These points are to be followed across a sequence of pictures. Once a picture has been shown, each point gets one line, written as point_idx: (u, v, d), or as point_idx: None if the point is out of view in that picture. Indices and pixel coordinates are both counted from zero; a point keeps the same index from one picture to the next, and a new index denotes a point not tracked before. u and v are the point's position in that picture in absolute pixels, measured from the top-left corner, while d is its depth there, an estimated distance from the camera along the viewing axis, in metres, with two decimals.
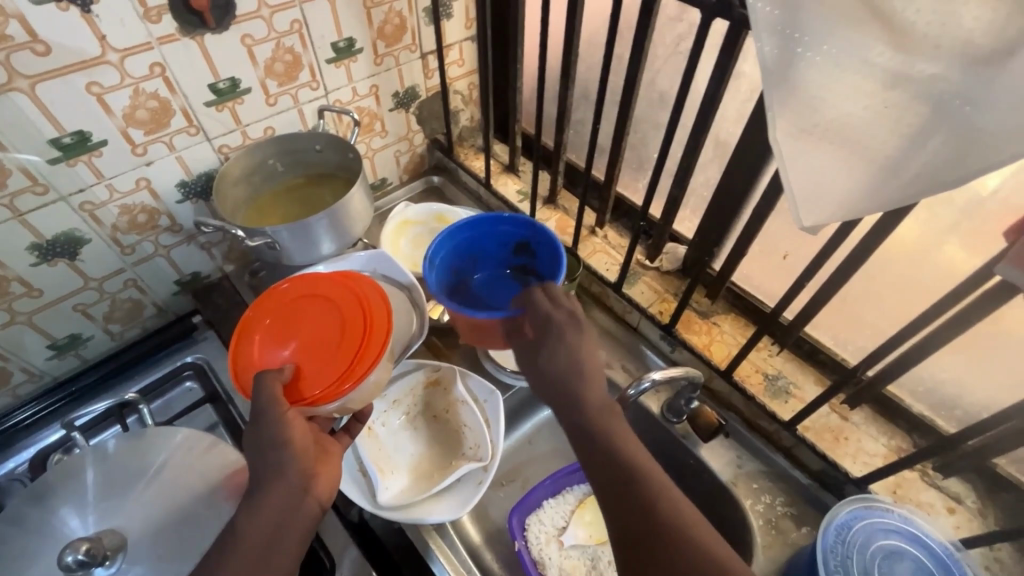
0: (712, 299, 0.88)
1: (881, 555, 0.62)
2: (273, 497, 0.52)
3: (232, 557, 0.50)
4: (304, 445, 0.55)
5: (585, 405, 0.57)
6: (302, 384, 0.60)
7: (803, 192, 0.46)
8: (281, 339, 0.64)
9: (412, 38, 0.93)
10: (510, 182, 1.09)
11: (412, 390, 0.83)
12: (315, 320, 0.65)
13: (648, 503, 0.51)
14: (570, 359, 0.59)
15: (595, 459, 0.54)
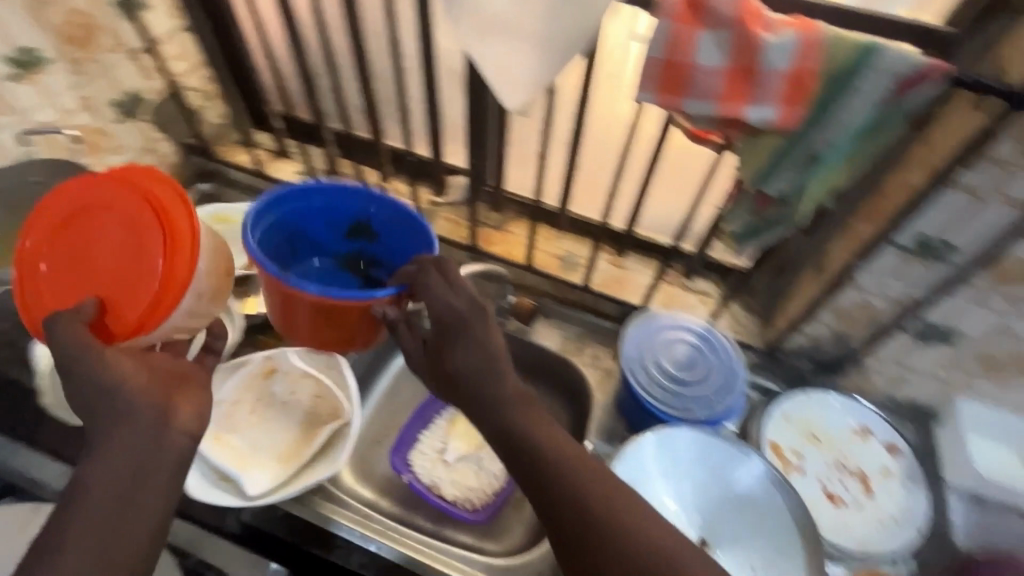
0: (499, 212, 1.01)
1: (663, 347, 0.81)
2: (119, 441, 0.47)
3: (85, 512, 0.45)
4: (137, 383, 0.49)
5: (507, 407, 0.53)
6: (121, 311, 0.54)
7: (501, 78, 0.58)
8: (70, 269, 0.57)
9: (110, 36, 0.85)
10: (287, 166, 1.08)
11: (248, 386, 0.80)
12: (98, 237, 0.57)
13: (574, 493, 0.49)
14: (479, 358, 0.54)
15: (516, 457, 0.52)
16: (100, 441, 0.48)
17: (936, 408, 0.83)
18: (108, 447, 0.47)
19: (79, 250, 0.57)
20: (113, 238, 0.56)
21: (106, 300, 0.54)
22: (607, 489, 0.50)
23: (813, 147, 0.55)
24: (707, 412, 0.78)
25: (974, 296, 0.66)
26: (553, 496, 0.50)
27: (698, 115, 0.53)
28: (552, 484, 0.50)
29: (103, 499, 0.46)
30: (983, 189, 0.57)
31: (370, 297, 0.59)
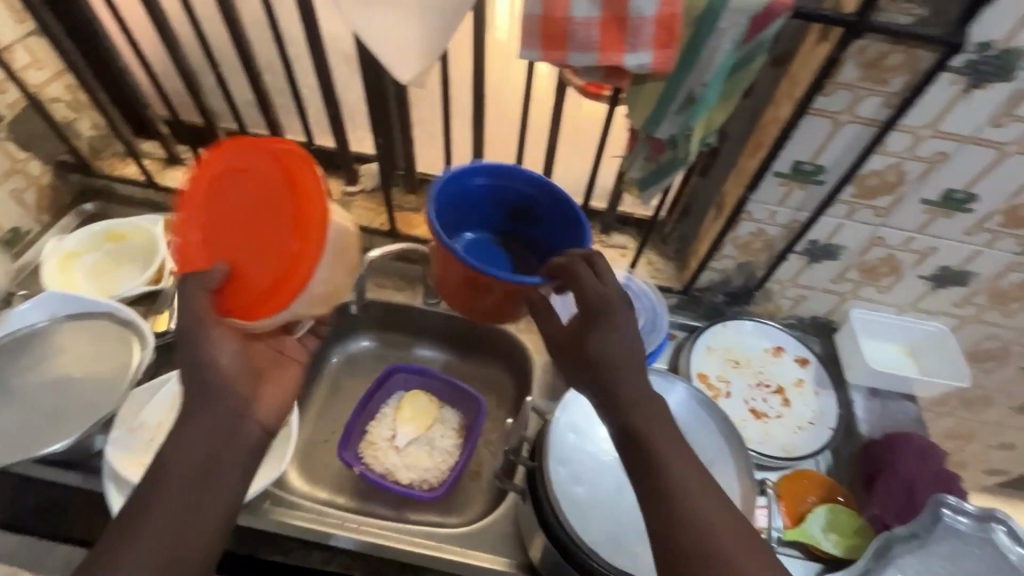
0: (416, 194, 1.00)
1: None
2: (205, 418, 0.51)
3: (167, 485, 0.47)
4: (233, 369, 0.53)
5: (643, 405, 0.50)
6: (238, 295, 0.55)
7: (391, 54, 0.58)
8: (224, 225, 0.58)
9: None
10: (181, 173, 1.01)
11: (173, 407, 0.74)
12: (251, 204, 0.57)
13: (697, 515, 0.45)
14: (624, 352, 0.52)
15: (645, 465, 0.48)
16: (183, 420, 0.51)
17: (832, 317, 0.94)
18: (188, 427, 0.50)
19: (241, 206, 0.58)
20: (251, 214, 0.57)
21: (234, 274, 0.56)
22: (731, 527, 0.46)
23: (690, 90, 0.59)
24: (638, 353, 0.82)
25: (845, 210, 0.75)
26: (674, 509, 0.46)
27: (582, 67, 0.55)
28: (672, 495, 0.46)
29: (180, 478, 0.48)
30: (839, 112, 0.63)
31: (519, 281, 0.62)
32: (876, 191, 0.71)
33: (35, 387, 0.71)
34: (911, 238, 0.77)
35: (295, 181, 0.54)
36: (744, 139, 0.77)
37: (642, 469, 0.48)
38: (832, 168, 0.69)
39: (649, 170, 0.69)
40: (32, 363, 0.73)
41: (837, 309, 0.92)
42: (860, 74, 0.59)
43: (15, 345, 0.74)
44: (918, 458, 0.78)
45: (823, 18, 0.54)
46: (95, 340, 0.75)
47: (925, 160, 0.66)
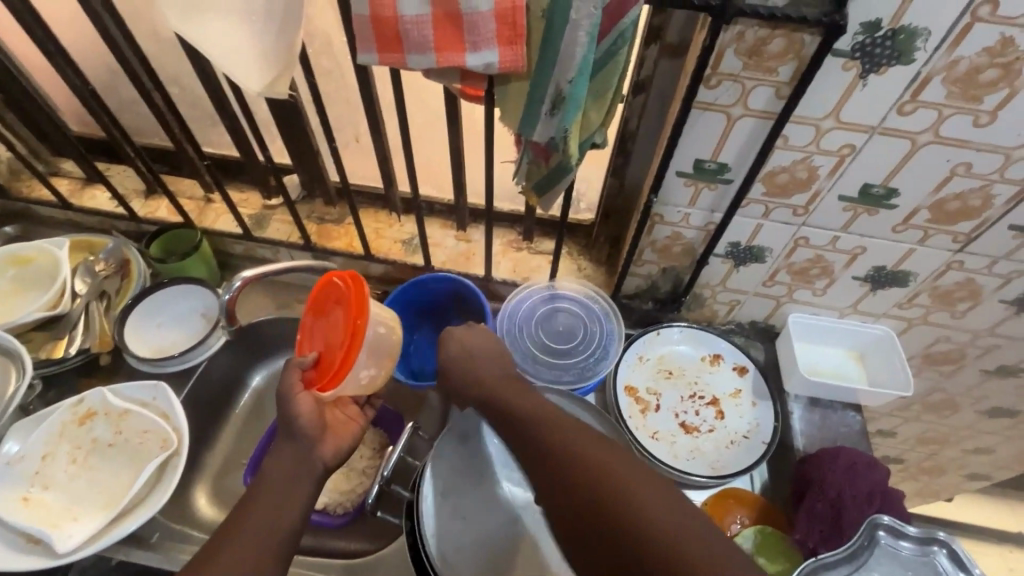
0: (336, 206, 0.96)
1: (543, 320, 0.82)
2: (290, 462, 0.59)
3: (255, 502, 0.56)
4: (313, 424, 0.61)
5: (503, 384, 0.61)
6: (318, 372, 0.63)
7: (230, 61, 0.53)
8: (314, 325, 0.67)
9: None
10: (100, 192, 0.98)
11: (59, 436, 0.72)
12: (330, 311, 0.66)
13: (562, 441, 0.51)
14: (490, 352, 0.66)
15: (518, 429, 0.55)
16: (272, 463, 0.59)
17: (773, 322, 0.88)
18: (272, 471, 0.59)
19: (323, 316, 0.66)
20: (331, 319, 0.65)
21: (319, 358, 0.64)
22: (589, 437, 0.51)
23: (557, 88, 0.53)
24: (579, 381, 0.78)
25: (760, 210, 0.69)
26: (541, 445, 0.52)
27: (424, 69, 0.51)
28: (539, 434, 0.53)
29: (259, 511, 0.55)
30: (731, 105, 0.58)
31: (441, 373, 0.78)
32: (788, 189, 0.65)
33: None
34: (837, 238, 0.70)
35: (356, 293, 0.64)
36: (652, 137, 0.71)
37: (514, 432, 0.55)
38: (737, 165, 0.64)
39: (541, 174, 0.64)
40: None
41: (776, 314, 0.86)
42: (742, 63, 0.54)
43: None
44: (847, 475, 0.72)
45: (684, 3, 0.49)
46: None
47: (833, 154, 0.61)
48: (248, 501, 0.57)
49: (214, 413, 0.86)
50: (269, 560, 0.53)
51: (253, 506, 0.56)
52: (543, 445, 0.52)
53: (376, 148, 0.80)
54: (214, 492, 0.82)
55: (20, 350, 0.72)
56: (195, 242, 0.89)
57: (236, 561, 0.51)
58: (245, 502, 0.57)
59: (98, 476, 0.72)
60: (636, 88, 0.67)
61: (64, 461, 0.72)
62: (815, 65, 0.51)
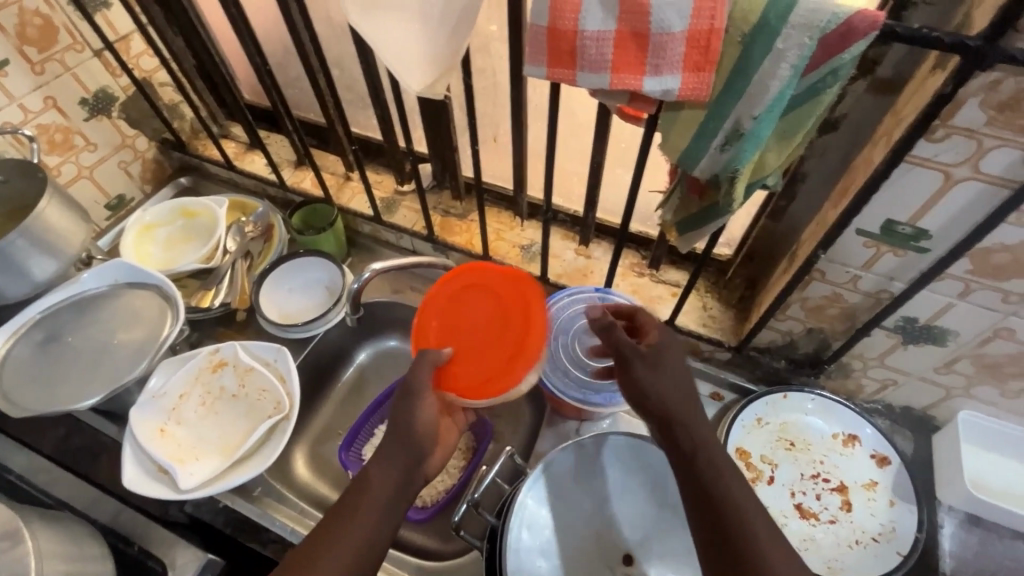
0: (462, 200, 0.96)
1: (581, 333, 0.75)
2: (394, 478, 0.55)
3: (362, 499, 0.54)
4: (430, 433, 0.58)
5: (688, 423, 0.52)
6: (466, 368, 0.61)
7: (398, 58, 0.53)
8: (456, 310, 0.65)
9: (71, 35, 0.86)
10: (259, 158, 1.07)
11: (197, 379, 0.80)
12: (486, 307, 0.65)
13: (757, 542, 0.46)
14: (682, 393, 0.53)
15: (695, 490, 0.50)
16: (382, 457, 0.56)
17: (933, 414, 0.74)
18: (381, 472, 0.55)
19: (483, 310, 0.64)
20: (488, 312, 0.64)
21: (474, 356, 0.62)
22: (781, 548, 0.46)
23: (737, 122, 0.47)
24: (601, 407, 0.71)
25: (956, 289, 0.57)
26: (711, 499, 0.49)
27: (594, 88, 0.47)
28: (725, 516, 0.48)
29: (363, 516, 0.53)
30: (955, 164, 0.47)
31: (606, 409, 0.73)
32: (1005, 271, 0.53)
33: (82, 345, 0.77)
34: None
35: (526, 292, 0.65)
36: (830, 182, 0.61)
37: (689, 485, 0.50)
38: (941, 234, 0.53)
39: (688, 213, 0.58)
40: (86, 321, 0.79)
41: (940, 405, 0.72)
42: (987, 117, 0.43)
43: (77, 306, 0.80)
44: None
45: (929, 41, 0.40)
46: (138, 309, 0.80)
47: None
48: (356, 492, 0.55)
49: (322, 381, 0.92)
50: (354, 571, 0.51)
51: (356, 510, 0.53)
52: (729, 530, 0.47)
53: (515, 152, 0.77)
54: (310, 455, 0.88)
55: (178, 299, 0.80)
56: (331, 218, 0.95)
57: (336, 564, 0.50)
58: (353, 495, 0.54)
59: (219, 422, 0.79)
60: (824, 126, 0.57)
61: (194, 404, 0.79)
62: None
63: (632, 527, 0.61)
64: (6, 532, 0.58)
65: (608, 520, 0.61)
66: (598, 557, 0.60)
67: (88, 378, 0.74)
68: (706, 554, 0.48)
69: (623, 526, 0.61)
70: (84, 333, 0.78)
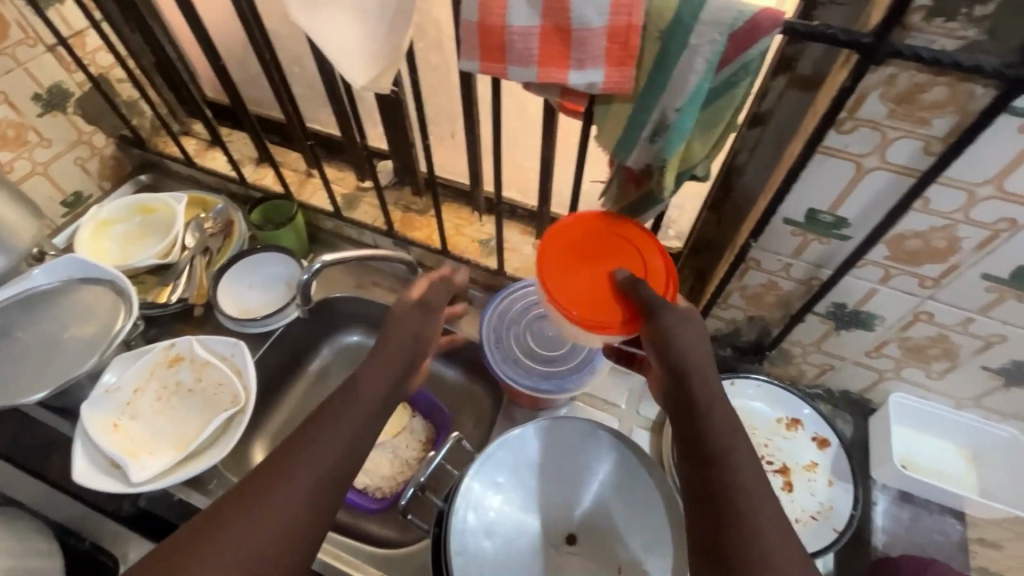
0: (422, 197, 0.97)
1: (532, 322, 0.78)
2: (375, 387, 0.55)
3: (348, 405, 0.53)
4: (415, 347, 0.60)
5: (703, 376, 0.52)
6: (564, 290, 0.56)
7: (340, 53, 0.54)
8: (596, 246, 0.59)
9: (22, 30, 0.86)
10: (220, 155, 1.07)
11: (153, 373, 0.80)
12: (624, 254, 0.59)
13: (753, 504, 0.44)
14: (695, 351, 0.53)
15: (698, 445, 0.49)
16: (368, 368, 0.56)
17: (869, 397, 0.78)
18: (369, 379, 0.55)
19: (615, 261, 0.58)
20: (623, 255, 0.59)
21: (589, 285, 0.57)
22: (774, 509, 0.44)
23: (662, 115, 0.49)
24: (552, 394, 0.73)
25: (877, 275, 0.60)
26: (711, 449, 0.48)
27: (525, 81, 0.49)
28: (725, 465, 0.46)
29: (347, 419, 0.52)
30: (864, 155, 0.50)
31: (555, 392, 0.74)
32: (918, 257, 0.56)
33: (31, 340, 0.76)
34: (970, 320, 0.60)
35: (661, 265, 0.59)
36: (762, 175, 0.64)
37: (691, 439, 0.50)
38: (859, 222, 0.56)
39: (628, 200, 0.59)
40: (36, 318, 0.78)
41: (874, 388, 0.76)
42: (888, 110, 0.46)
43: (26, 302, 0.79)
44: None
45: (828, 38, 0.43)
46: (90, 304, 0.80)
47: (986, 227, 0.51)
48: (340, 398, 0.53)
49: (283, 376, 0.93)
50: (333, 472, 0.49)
51: (336, 415, 0.52)
52: (724, 486, 0.46)
53: (469, 148, 0.79)
54: (270, 450, 0.88)
55: (132, 294, 0.81)
56: (291, 214, 0.95)
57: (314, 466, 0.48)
58: (336, 403, 0.53)
59: (175, 416, 0.79)
60: (752, 121, 0.60)
61: (150, 398, 0.79)
62: (982, 124, 0.42)
63: (576, 509, 0.63)
64: None
65: (554, 502, 0.63)
66: (542, 537, 0.61)
67: (37, 373, 0.74)
68: (696, 499, 0.47)
69: (566, 508, 0.63)
70: (33, 328, 0.77)
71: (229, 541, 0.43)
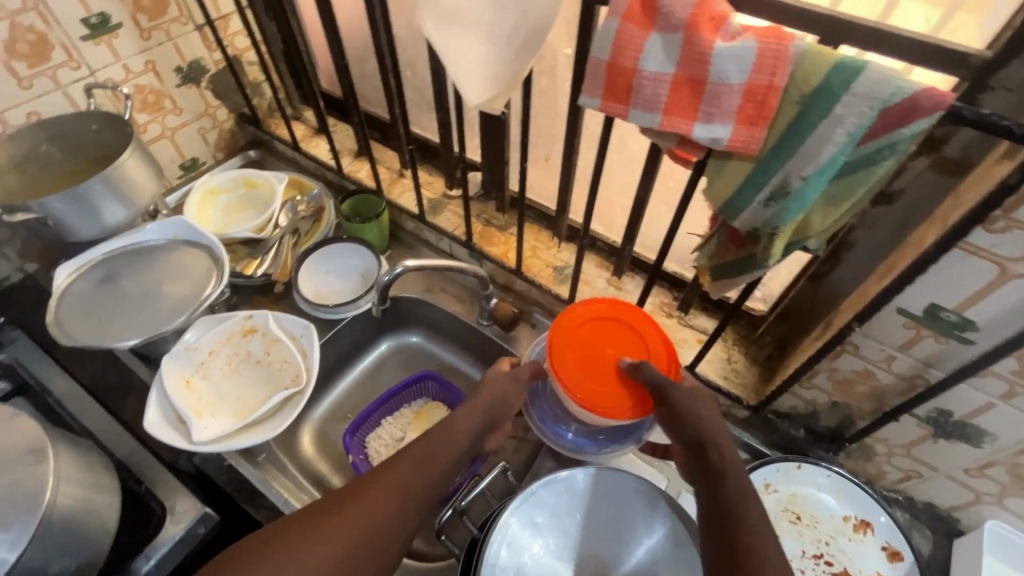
0: (505, 213, 0.98)
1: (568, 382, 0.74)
2: (465, 426, 0.59)
3: (436, 437, 0.57)
4: (502, 407, 0.64)
5: (715, 446, 0.52)
6: (577, 378, 0.62)
7: (463, 73, 0.55)
8: (615, 339, 0.65)
9: (179, 9, 0.94)
10: (323, 143, 1.13)
11: (229, 339, 0.85)
12: (630, 344, 0.65)
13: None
14: (710, 424, 0.54)
15: (712, 505, 0.49)
16: (462, 411, 0.61)
17: (958, 516, 0.69)
18: (460, 421, 0.59)
19: (624, 351, 0.64)
20: (628, 344, 0.65)
21: (601, 375, 0.62)
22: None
23: (784, 180, 0.46)
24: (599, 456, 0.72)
25: (999, 389, 0.53)
26: (730, 523, 0.46)
27: (644, 126, 0.47)
28: (741, 539, 0.44)
29: (434, 449, 0.56)
30: (1013, 260, 0.45)
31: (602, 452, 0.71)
32: None
33: (133, 290, 0.83)
34: None
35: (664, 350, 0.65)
36: (878, 257, 0.59)
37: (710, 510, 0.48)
38: (989, 329, 0.50)
39: (724, 259, 0.57)
40: (142, 270, 0.85)
41: (966, 508, 0.67)
42: None
43: (135, 253, 0.87)
44: None
45: (997, 128, 0.39)
46: (187, 264, 0.86)
47: None
48: (433, 431, 0.58)
49: (343, 363, 0.96)
50: (410, 498, 0.52)
51: (425, 444, 0.56)
52: (744, 553, 0.43)
53: (563, 176, 0.78)
54: (317, 432, 0.91)
55: (226, 263, 0.86)
56: (378, 211, 0.98)
57: (397, 485, 0.52)
58: (426, 435, 0.58)
59: (240, 383, 0.83)
60: (880, 198, 0.55)
61: (220, 362, 0.84)
62: None
63: (613, 574, 0.58)
64: (33, 448, 0.62)
65: (587, 559, 0.59)
66: None
67: (133, 320, 0.80)
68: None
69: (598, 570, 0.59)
70: (136, 279, 0.84)
71: (309, 535, 0.47)
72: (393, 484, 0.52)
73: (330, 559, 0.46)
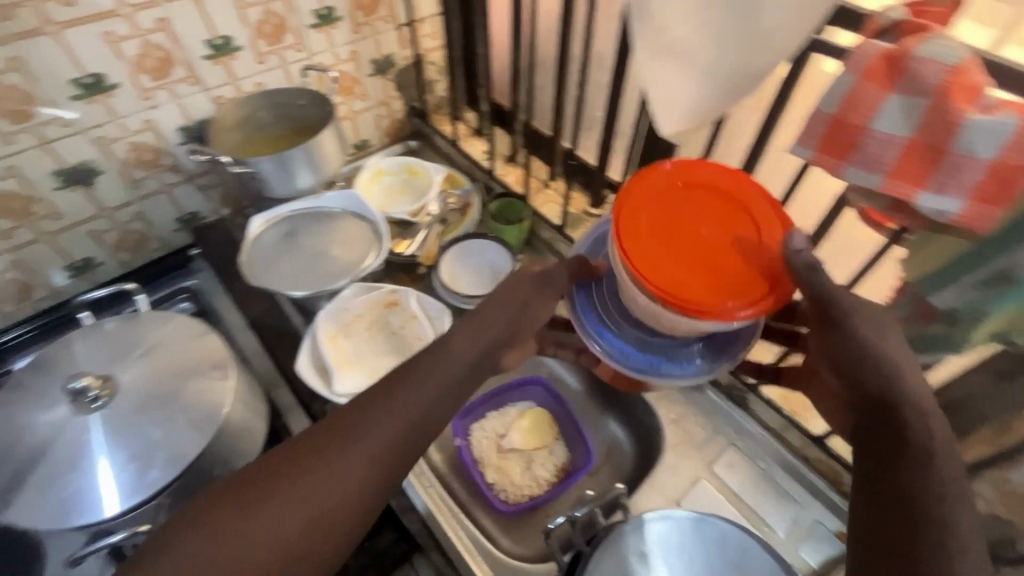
0: None
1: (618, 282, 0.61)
2: (462, 352, 0.58)
3: (427, 368, 0.57)
4: (515, 325, 0.61)
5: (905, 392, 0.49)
6: (665, 269, 0.48)
7: (659, 100, 0.54)
8: (710, 215, 0.52)
9: (388, 9, 1.05)
10: (478, 144, 1.21)
11: (372, 307, 0.93)
12: (728, 220, 0.51)
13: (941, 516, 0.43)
14: (893, 358, 0.50)
15: (888, 440, 0.48)
16: (460, 336, 0.59)
17: None
18: (455, 348, 0.58)
19: (722, 232, 0.51)
20: (726, 220, 0.51)
21: (694, 263, 0.49)
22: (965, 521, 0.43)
23: (1008, 268, 0.43)
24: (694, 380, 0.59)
25: None
26: (902, 458, 0.47)
27: (858, 184, 0.47)
28: (917, 476, 0.45)
29: (428, 379, 0.56)
30: None
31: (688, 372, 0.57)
32: None
33: (307, 248, 0.94)
34: None
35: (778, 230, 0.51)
36: None
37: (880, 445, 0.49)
38: None
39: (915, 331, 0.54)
40: (317, 232, 0.96)
41: None
42: None
43: (314, 216, 0.98)
44: None
45: None
46: (354, 234, 0.96)
47: None
48: (426, 358, 0.57)
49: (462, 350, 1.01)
50: (398, 434, 0.53)
51: (414, 377, 0.56)
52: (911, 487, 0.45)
53: None
54: None
55: (387, 241, 0.94)
56: (522, 215, 1.03)
57: (381, 425, 0.53)
58: (416, 365, 0.57)
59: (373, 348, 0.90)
60: None
61: (361, 325, 0.91)
62: None
63: None
64: (220, 362, 0.72)
65: None
66: None
67: (306, 273, 0.91)
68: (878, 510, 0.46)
69: None
70: (312, 238, 0.95)
71: (297, 483, 0.50)
72: (377, 423, 0.53)
73: (328, 498, 0.49)
